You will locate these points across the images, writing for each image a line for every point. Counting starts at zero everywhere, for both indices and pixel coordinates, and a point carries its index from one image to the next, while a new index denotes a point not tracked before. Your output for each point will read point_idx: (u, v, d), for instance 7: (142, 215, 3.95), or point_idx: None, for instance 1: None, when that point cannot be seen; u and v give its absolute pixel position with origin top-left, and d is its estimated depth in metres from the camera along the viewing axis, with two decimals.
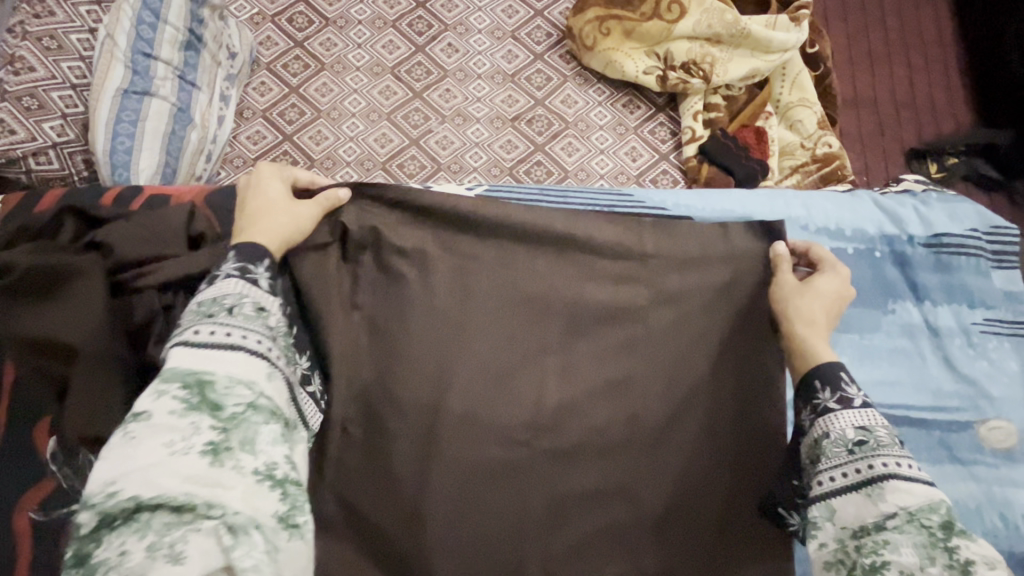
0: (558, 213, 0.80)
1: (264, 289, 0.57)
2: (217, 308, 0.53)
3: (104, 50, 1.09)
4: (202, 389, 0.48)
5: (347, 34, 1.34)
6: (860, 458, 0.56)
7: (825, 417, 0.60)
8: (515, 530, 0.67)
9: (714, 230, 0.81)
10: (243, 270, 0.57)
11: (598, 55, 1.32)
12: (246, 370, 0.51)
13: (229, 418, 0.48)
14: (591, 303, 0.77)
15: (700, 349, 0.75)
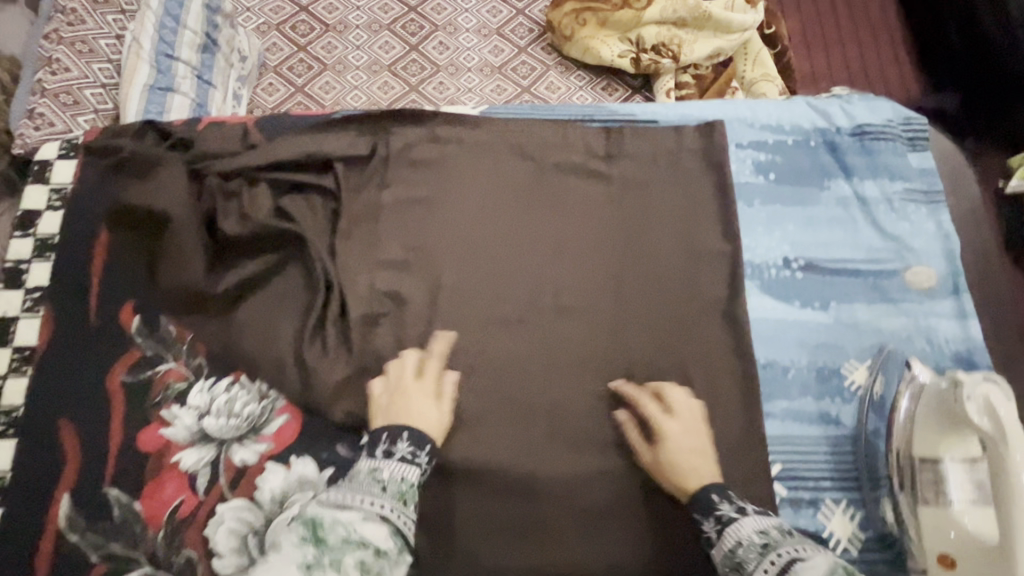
0: (552, 125, 0.96)
1: (394, 458, 0.70)
2: (362, 481, 0.66)
3: (131, 53, 1.23)
4: (314, 526, 0.61)
5: (346, 37, 1.53)
6: (768, 555, 0.64)
7: (731, 526, 0.69)
8: (527, 365, 0.85)
9: (680, 130, 0.96)
10: (411, 453, 0.71)
11: (577, 44, 1.51)
12: (371, 534, 0.61)
13: (365, 530, 0.61)
14: (578, 192, 0.93)
15: (667, 224, 0.92)
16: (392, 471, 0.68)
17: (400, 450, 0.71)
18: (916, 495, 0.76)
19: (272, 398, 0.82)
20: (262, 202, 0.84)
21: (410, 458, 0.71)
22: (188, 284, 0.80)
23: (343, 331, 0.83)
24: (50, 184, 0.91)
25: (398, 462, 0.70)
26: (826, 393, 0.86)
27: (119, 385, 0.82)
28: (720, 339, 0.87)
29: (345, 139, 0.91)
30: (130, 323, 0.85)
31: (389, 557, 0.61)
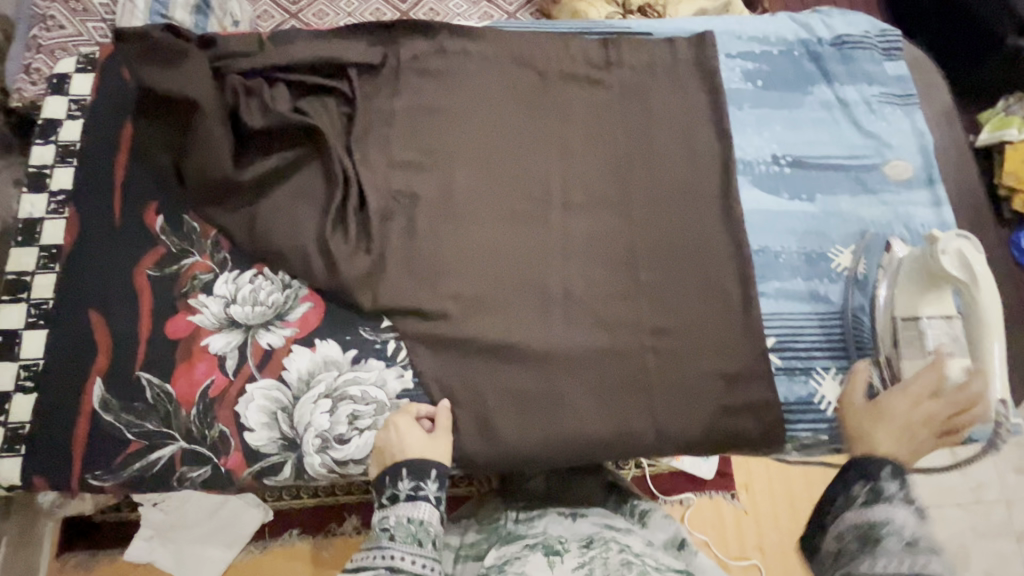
0: (552, 37, 1.02)
1: (429, 504, 0.76)
2: (375, 534, 0.74)
3: (125, 12, 1.18)
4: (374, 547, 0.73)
5: (337, 4, 1.57)
6: (908, 555, 0.63)
7: (882, 500, 0.69)
8: (537, 254, 0.91)
9: (672, 42, 1.03)
10: (415, 488, 0.76)
11: (564, 8, 1.53)
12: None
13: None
14: (579, 99, 0.99)
15: (664, 125, 0.98)
16: (421, 516, 0.75)
17: (403, 490, 0.76)
18: (899, 353, 0.83)
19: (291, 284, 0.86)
20: (281, 99, 0.88)
21: (415, 493, 0.76)
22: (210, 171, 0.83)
23: (362, 221, 0.88)
24: (70, 96, 0.95)
25: (405, 502, 0.75)
26: (815, 274, 0.92)
27: (146, 277, 0.86)
28: (715, 229, 0.93)
29: (357, 48, 0.96)
30: (154, 222, 0.88)
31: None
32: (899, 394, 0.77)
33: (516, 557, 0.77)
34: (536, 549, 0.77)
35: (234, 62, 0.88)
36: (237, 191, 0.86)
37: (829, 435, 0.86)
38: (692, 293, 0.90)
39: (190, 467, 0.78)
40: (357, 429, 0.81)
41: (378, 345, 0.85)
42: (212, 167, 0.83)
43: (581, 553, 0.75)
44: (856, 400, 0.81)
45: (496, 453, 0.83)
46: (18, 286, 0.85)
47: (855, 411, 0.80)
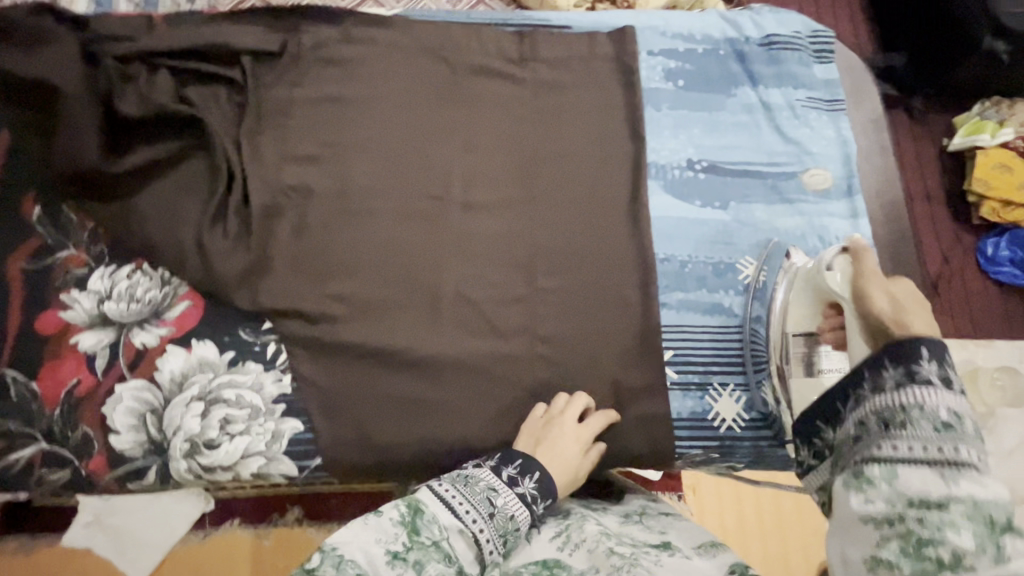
0: (464, 29, 0.98)
1: (502, 481, 0.71)
2: (477, 492, 0.68)
3: None
4: (415, 512, 0.63)
5: None
6: (918, 423, 0.49)
7: (916, 384, 0.51)
8: (432, 254, 0.88)
9: (589, 38, 0.98)
10: (515, 477, 0.72)
11: None
12: (456, 548, 0.62)
13: (454, 549, 0.62)
14: (489, 94, 0.96)
15: (575, 126, 0.95)
16: (510, 497, 0.69)
17: (506, 473, 0.72)
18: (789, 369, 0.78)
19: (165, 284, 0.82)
20: (162, 87, 0.84)
21: (529, 498, 0.70)
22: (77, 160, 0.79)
23: (247, 217, 0.84)
24: None
25: (507, 484, 0.71)
26: (720, 286, 0.89)
27: (18, 271, 0.83)
28: (615, 236, 0.90)
29: (254, 33, 0.91)
30: (30, 211, 0.84)
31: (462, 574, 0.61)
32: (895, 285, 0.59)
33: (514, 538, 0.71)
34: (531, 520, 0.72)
35: (112, 47, 0.84)
36: (115, 183, 0.83)
37: (721, 452, 0.84)
38: (590, 302, 0.87)
39: (50, 469, 0.76)
40: (228, 434, 0.79)
41: (257, 347, 0.82)
42: (81, 154, 0.79)
43: (559, 523, 0.71)
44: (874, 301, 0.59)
45: (374, 460, 0.81)
46: None
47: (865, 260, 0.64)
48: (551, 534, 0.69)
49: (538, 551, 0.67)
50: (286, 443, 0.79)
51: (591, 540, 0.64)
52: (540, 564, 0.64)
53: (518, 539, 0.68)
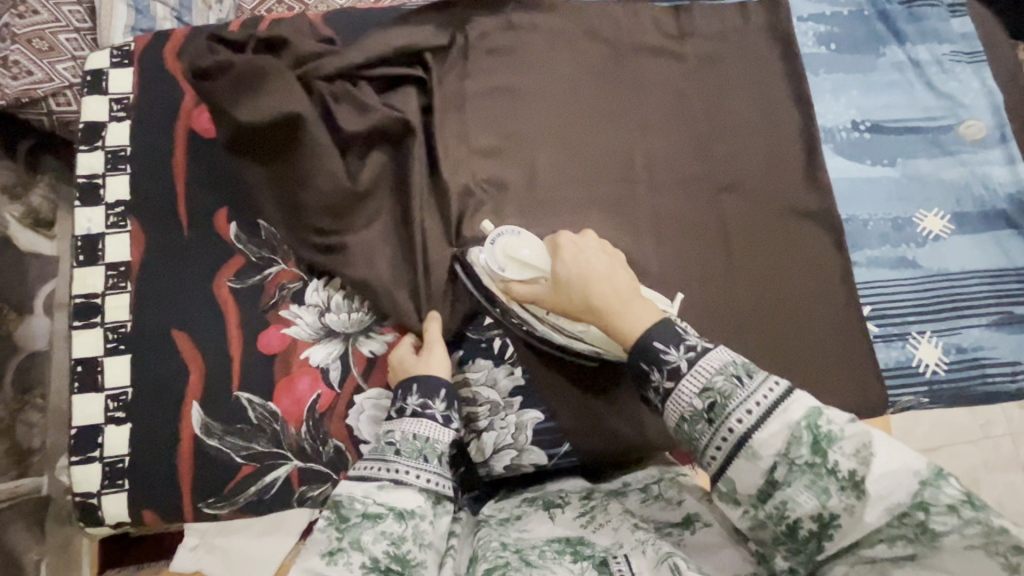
0: (621, 8, 0.97)
1: (439, 422, 0.65)
2: (378, 446, 0.63)
3: None
4: (336, 507, 0.57)
5: None
6: (720, 424, 0.54)
7: (669, 399, 0.58)
8: (626, 236, 0.89)
9: (741, 9, 0.99)
10: (421, 405, 0.66)
11: None
12: (390, 500, 0.59)
13: (386, 498, 0.59)
14: (652, 70, 0.96)
15: (736, 94, 0.96)
16: (426, 430, 0.64)
17: (409, 405, 0.66)
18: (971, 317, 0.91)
19: (383, 289, 0.79)
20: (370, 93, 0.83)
21: (422, 411, 0.66)
22: (310, 188, 0.78)
23: (453, 214, 0.83)
24: (110, 95, 0.86)
25: (410, 418, 0.65)
26: (902, 240, 0.93)
27: (228, 291, 0.80)
28: (797, 203, 0.93)
29: (426, 31, 0.89)
30: (228, 230, 0.82)
31: (415, 521, 0.58)
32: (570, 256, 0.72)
33: (518, 514, 0.68)
34: (535, 505, 0.69)
35: (317, 62, 0.82)
36: (331, 205, 0.79)
37: (931, 396, 0.87)
38: (789, 269, 0.90)
39: (310, 486, 0.76)
40: (475, 432, 0.79)
41: (485, 344, 0.82)
42: (310, 181, 0.78)
43: (582, 504, 0.68)
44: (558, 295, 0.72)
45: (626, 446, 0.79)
46: (89, 309, 0.78)
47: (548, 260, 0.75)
48: (569, 514, 0.66)
49: (553, 527, 0.64)
50: (530, 434, 0.80)
51: (615, 521, 0.63)
52: (561, 539, 0.61)
53: (504, 526, 0.65)
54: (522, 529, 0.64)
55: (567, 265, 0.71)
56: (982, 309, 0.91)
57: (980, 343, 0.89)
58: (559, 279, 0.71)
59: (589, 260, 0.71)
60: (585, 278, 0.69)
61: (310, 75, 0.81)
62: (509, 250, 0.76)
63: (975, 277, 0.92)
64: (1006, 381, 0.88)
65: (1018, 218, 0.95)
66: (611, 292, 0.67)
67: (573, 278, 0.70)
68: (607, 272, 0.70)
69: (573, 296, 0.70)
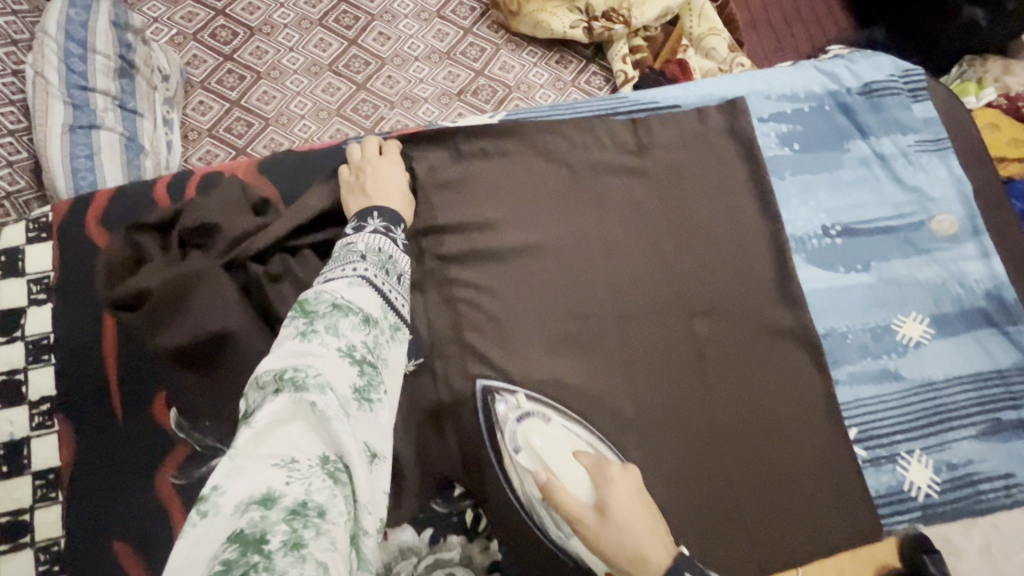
0: (575, 125, 0.93)
1: (394, 244, 0.74)
2: (342, 254, 0.70)
3: (40, 91, 1.21)
4: (302, 306, 0.63)
5: (276, 39, 1.52)
6: None
7: None
8: (599, 378, 0.83)
9: (696, 116, 0.96)
10: (385, 228, 0.75)
11: (525, 19, 1.55)
12: (356, 302, 0.65)
13: (350, 297, 0.65)
14: (613, 191, 0.91)
15: (703, 208, 0.92)
16: (382, 245, 0.73)
17: (372, 225, 0.74)
18: (959, 428, 0.87)
19: None
20: (314, 264, 0.74)
21: (384, 234, 0.75)
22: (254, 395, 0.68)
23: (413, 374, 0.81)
24: (27, 275, 0.79)
25: (372, 236, 0.73)
26: (882, 350, 0.89)
27: (171, 488, 0.73)
28: (777, 323, 0.88)
29: None
30: (168, 418, 0.75)
31: None
32: (614, 484, 0.66)
33: None
34: None
35: (247, 242, 0.74)
36: None
37: (925, 520, 0.83)
38: (774, 395, 0.85)
39: None
40: None
41: (455, 518, 0.77)
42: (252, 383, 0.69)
43: None
44: (586, 519, 0.64)
45: None
46: (16, 529, 0.71)
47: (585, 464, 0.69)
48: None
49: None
50: None
51: None
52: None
53: None
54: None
55: (604, 497, 0.65)
56: (969, 418, 0.88)
57: (969, 457, 0.86)
58: (604, 509, 0.64)
59: (626, 486, 0.66)
60: (624, 520, 0.63)
61: (244, 256, 0.73)
62: (530, 435, 0.74)
63: (959, 384, 0.89)
64: (1000, 497, 0.85)
65: (996, 316, 0.92)
66: (647, 540, 0.63)
67: (609, 519, 0.64)
68: (647, 514, 0.65)
69: (612, 539, 0.63)
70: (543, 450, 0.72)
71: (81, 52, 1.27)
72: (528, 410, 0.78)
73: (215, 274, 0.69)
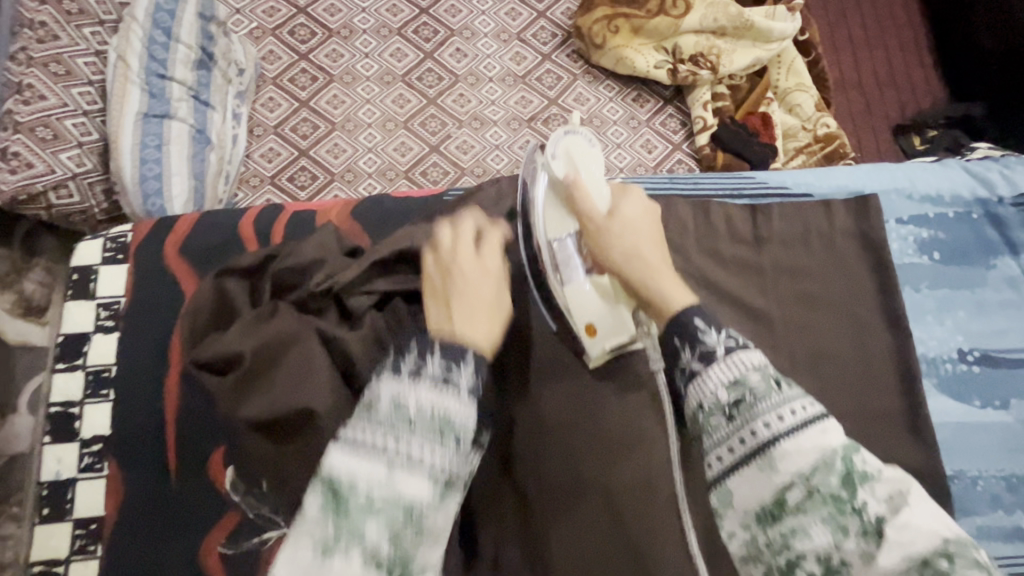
0: (688, 200, 0.85)
1: (469, 402, 0.46)
2: (379, 417, 0.43)
3: (119, 75, 1.17)
4: (332, 496, 0.41)
5: (353, 44, 1.46)
6: (744, 420, 0.47)
7: (693, 382, 0.52)
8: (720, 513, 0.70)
9: (820, 206, 0.86)
10: (445, 372, 0.46)
11: (607, 53, 1.45)
12: (399, 490, 0.41)
13: (391, 491, 0.41)
14: (732, 284, 0.82)
15: (827, 314, 0.82)
16: (438, 402, 0.44)
17: (432, 371, 0.46)
18: None
19: None
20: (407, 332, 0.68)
21: (444, 385, 0.46)
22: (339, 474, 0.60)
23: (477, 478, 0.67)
24: (98, 298, 0.74)
25: (427, 390, 0.45)
26: (1017, 504, 0.78)
27: (218, 557, 0.67)
28: (899, 456, 0.77)
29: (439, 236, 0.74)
30: (223, 478, 0.68)
31: None
32: (629, 197, 0.71)
33: None
34: None
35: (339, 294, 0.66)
36: None
37: None
38: None
39: None
40: None
41: None
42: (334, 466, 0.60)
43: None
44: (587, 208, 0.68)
45: None
46: None
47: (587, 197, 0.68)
48: (743, 455, 0.47)
49: (741, 488, 0.47)
50: None
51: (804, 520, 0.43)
52: (749, 516, 0.46)
53: None
54: (775, 406, 0.47)
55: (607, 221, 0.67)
56: None
57: None
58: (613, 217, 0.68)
59: (638, 202, 0.71)
60: (619, 241, 0.65)
61: (337, 289, 0.66)
62: (573, 148, 0.71)
63: None
64: None
65: None
66: (647, 259, 0.64)
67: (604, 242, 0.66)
68: (648, 215, 0.70)
69: (625, 240, 0.66)
70: (577, 155, 0.71)
71: (165, 40, 1.24)
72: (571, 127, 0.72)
73: (307, 338, 0.62)
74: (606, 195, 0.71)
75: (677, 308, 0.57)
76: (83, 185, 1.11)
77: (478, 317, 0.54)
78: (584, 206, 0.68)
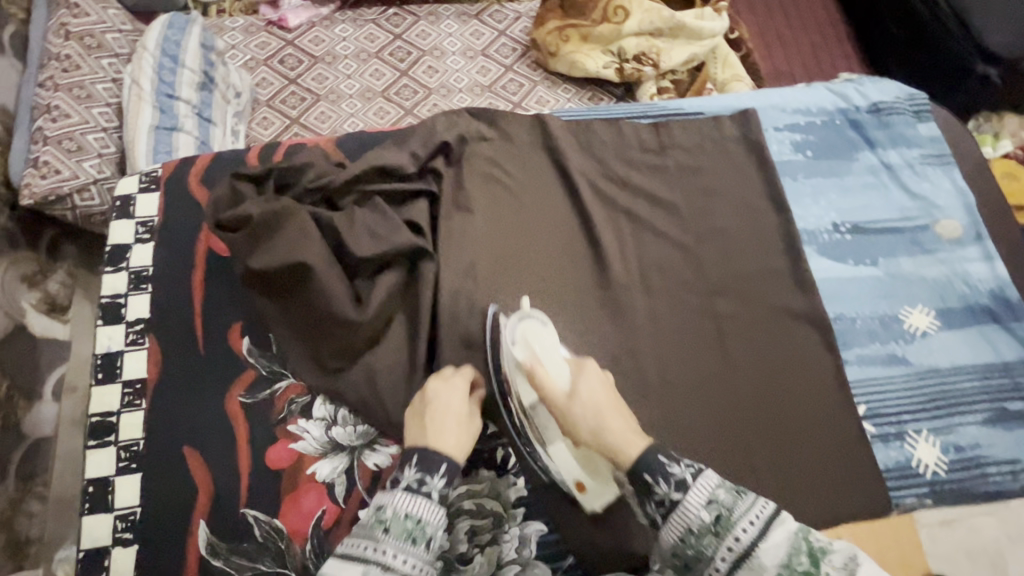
0: (605, 123, 1.07)
1: (430, 506, 0.67)
2: (366, 524, 0.65)
3: (133, 96, 1.37)
4: None
5: (336, 68, 1.70)
6: (725, 538, 0.61)
7: (672, 510, 0.64)
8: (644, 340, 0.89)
9: (710, 121, 1.08)
10: (418, 481, 0.68)
11: (562, 58, 1.69)
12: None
13: None
14: (643, 182, 1.02)
15: (722, 201, 1.02)
16: (398, 511, 0.65)
17: (408, 478, 0.68)
18: (971, 412, 0.92)
19: (379, 401, 0.82)
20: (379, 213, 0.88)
21: (416, 488, 0.67)
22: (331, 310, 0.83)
23: (422, 393, 0.79)
24: (136, 218, 0.93)
25: (404, 494, 0.66)
26: (890, 337, 0.96)
27: (239, 406, 0.83)
28: (785, 306, 0.96)
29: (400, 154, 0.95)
30: (240, 345, 0.85)
31: None
32: (584, 371, 0.78)
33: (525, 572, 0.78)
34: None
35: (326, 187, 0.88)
36: (357, 331, 0.84)
37: (934, 498, 0.87)
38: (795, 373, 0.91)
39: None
40: (478, 546, 0.78)
41: (486, 455, 0.83)
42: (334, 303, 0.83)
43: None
44: (555, 400, 0.76)
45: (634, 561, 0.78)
46: (105, 429, 0.81)
47: (544, 381, 0.77)
48: (732, 563, 0.61)
49: None
50: (534, 547, 0.79)
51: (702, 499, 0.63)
52: None
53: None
54: (744, 516, 0.62)
55: (567, 409, 0.75)
56: (976, 405, 0.92)
57: (977, 441, 0.90)
58: (574, 416, 0.74)
59: (596, 380, 0.77)
60: (581, 420, 0.74)
61: (328, 191, 0.89)
62: (528, 333, 0.82)
63: (965, 373, 0.94)
64: (1005, 479, 0.89)
65: (1002, 314, 0.98)
66: (614, 434, 0.71)
67: (564, 415, 0.75)
68: (603, 388, 0.76)
69: (585, 425, 0.73)
70: (530, 342, 0.81)
71: (172, 66, 1.45)
72: (527, 312, 0.85)
73: (300, 219, 0.84)
74: (565, 369, 0.79)
75: (638, 450, 0.68)
76: (103, 188, 1.26)
77: (446, 432, 0.73)
78: (545, 389, 0.76)
